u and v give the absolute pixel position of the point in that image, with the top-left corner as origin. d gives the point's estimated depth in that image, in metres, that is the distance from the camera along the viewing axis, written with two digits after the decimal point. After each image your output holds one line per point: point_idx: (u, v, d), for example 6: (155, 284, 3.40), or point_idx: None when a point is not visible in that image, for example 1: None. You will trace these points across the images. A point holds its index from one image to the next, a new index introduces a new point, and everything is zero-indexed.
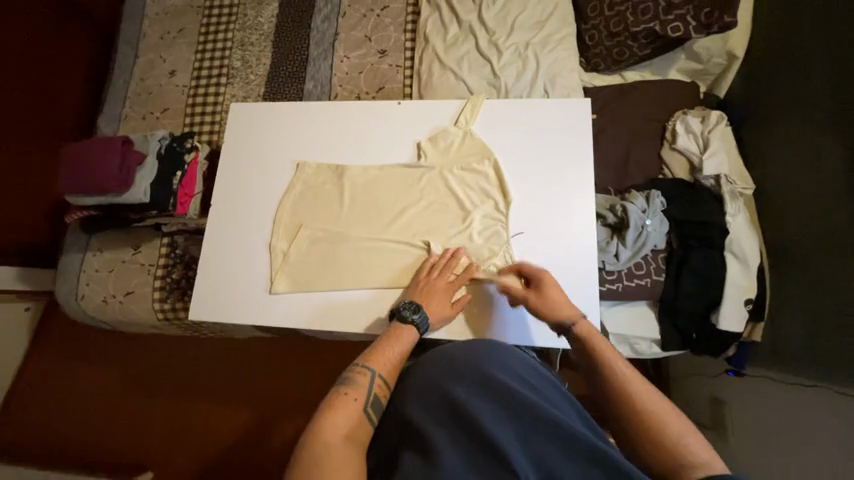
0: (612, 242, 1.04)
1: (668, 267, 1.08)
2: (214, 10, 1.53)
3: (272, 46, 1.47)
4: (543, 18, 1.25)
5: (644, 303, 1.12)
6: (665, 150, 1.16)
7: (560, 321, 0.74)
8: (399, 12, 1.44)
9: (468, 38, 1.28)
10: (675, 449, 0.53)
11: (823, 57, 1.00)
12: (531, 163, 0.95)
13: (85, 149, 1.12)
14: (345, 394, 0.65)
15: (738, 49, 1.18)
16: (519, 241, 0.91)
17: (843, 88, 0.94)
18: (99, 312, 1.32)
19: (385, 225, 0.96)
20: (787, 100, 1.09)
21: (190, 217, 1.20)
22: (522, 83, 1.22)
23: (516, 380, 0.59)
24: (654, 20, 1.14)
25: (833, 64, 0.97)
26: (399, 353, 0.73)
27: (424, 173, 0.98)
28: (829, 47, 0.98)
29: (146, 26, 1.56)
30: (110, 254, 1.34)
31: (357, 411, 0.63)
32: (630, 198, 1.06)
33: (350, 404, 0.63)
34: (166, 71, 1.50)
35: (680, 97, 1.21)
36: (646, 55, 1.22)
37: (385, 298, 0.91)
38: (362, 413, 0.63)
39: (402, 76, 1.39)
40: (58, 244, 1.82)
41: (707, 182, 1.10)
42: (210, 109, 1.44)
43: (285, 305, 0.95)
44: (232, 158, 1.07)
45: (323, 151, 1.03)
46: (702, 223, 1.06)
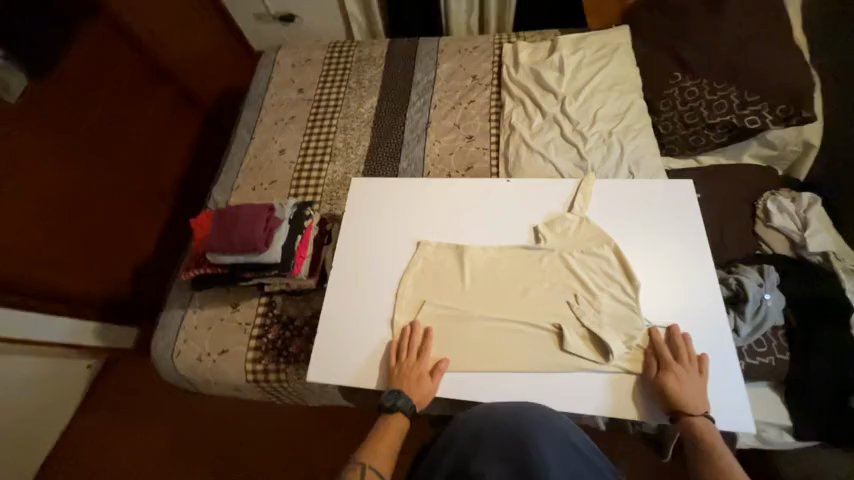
0: (730, 314, 1.03)
1: (791, 346, 1.05)
2: (322, 103, 1.79)
3: (371, 131, 1.68)
4: (622, 111, 1.42)
5: (764, 383, 1.06)
6: (760, 226, 1.21)
7: (682, 406, 0.85)
8: (484, 105, 1.64)
9: (553, 127, 1.45)
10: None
11: None
12: (646, 246, 1.05)
13: (236, 214, 1.26)
14: None
15: (813, 138, 1.29)
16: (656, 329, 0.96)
17: None
18: (192, 371, 1.33)
19: (512, 305, 1.02)
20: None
21: (300, 278, 1.29)
22: (608, 165, 1.34)
23: (555, 444, 0.80)
24: (729, 114, 1.29)
25: None
26: (391, 445, 0.88)
27: (547, 256, 1.06)
28: None
29: (263, 113, 1.82)
30: (209, 312, 1.39)
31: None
32: (742, 272, 1.09)
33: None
34: (276, 149, 1.71)
35: (762, 181, 1.29)
36: (722, 142, 1.35)
37: (521, 383, 0.94)
38: None
39: (489, 157, 1.53)
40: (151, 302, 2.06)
41: (815, 258, 1.14)
42: (314, 182, 1.60)
43: None
44: (357, 229, 1.18)
45: (444, 229, 1.14)
46: (820, 302, 1.06)
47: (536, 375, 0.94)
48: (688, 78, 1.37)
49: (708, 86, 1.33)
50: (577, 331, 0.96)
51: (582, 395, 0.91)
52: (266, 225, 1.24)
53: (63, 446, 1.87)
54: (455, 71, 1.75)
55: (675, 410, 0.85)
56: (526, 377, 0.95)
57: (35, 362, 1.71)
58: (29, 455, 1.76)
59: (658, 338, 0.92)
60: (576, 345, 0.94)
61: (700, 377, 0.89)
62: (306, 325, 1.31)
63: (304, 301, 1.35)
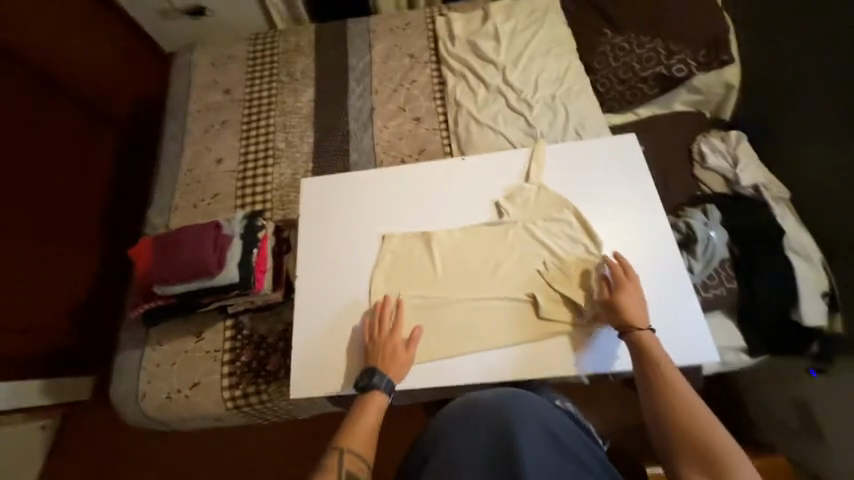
0: (684, 256, 1.11)
1: (738, 275, 1.15)
2: (254, 102, 1.66)
3: (313, 126, 1.59)
4: (562, 73, 1.43)
5: (718, 313, 1.16)
6: (698, 169, 1.29)
7: (627, 322, 0.89)
8: (426, 84, 1.59)
9: (498, 98, 1.44)
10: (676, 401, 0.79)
11: (816, 75, 1.18)
12: (601, 204, 1.09)
13: (179, 238, 1.17)
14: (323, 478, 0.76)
15: (734, 80, 1.38)
16: None
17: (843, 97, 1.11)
18: (164, 412, 1.24)
19: (485, 283, 1.03)
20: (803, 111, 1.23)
21: (264, 293, 1.21)
22: (555, 129, 1.36)
23: (536, 421, 0.84)
24: (658, 65, 1.36)
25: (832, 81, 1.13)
26: (371, 420, 0.85)
27: (514, 228, 1.07)
28: (821, 69, 1.16)
29: (189, 122, 1.65)
30: (171, 346, 1.28)
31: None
32: (688, 214, 1.17)
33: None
34: (212, 159, 1.57)
35: (695, 125, 1.37)
36: (655, 94, 1.40)
37: (503, 355, 0.96)
38: None
39: (440, 137, 1.50)
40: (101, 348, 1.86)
41: (748, 191, 1.24)
42: (261, 189, 1.50)
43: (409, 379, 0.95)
44: (316, 232, 1.12)
45: (408, 219, 1.12)
46: (757, 231, 1.17)
47: (519, 345, 0.96)
48: (617, 34, 1.41)
49: (635, 39, 1.38)
50: (551, 294, 0.99)
51: (563, 355, 0.95)
52: (214, 245, 1.16)
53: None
54: (391, 51, 1.68)
55: (622, 327, 0.90)
56: (509, 352, 0.96)
57: None
58: None
59: (608, 260, 0.96)
60: (550, 310, 0.97)
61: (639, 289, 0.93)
62: (281, 340, 1.25)
63: (274, 316, 1.28)
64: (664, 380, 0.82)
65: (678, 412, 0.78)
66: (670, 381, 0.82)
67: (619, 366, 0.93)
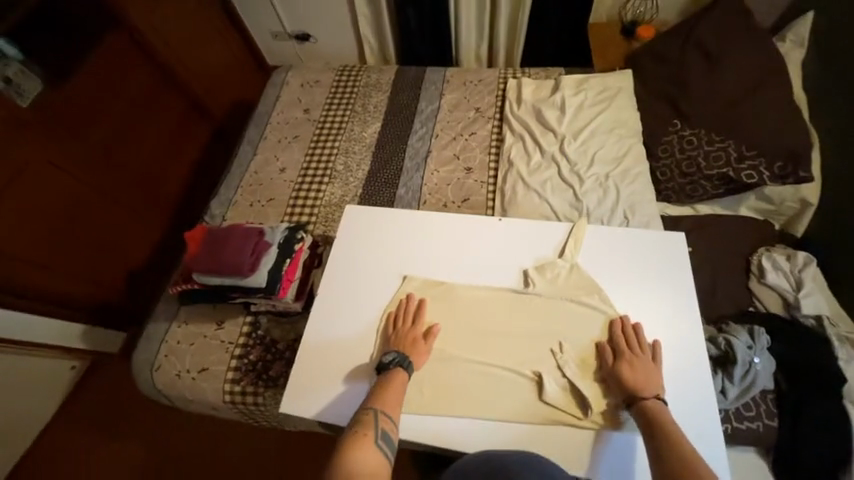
0: (719, 376, 1.01)
1: (781, 412, 1.03)
2: (327, 124, 1.82)
3: (372, 156, 1.70)
4: (620, 154, 1.42)
5: (751, 450, 1.03)
6: (754, 283, 1.20)
7: (634, 392, 0.86)
8: (485, 138, 1.66)
9: (551, 166, 1.45)
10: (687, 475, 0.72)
11: None
12: (633, 297, 1.04)
13: (225, 236, 1.27)
14: (358, 431, 0.79)
15: (811, 197, 1.29)
16: None
17: None
18: (170, 387, 1.32)
19: (494, 350, 1.00)
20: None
21: (286, 301, 1.28)
22: (603, 208, 1.34)
23: None
24: (727, 166, 1.29)
25: None
26: (398, 393, 0.89)
27: (537, 301, 1.05)
28: None
29: (268, 131, 1.85)
30: (194, 327, 1.38)
31: (371, 446, 0.77)
32: (731, 331, 1.07)
33: (362, 439, 0.78)
34: (277, 167, 1.73)
35: (757, 236, 1.28)
36: (719, 193, 1.34)
37: (494, 431, 0.92)
38: (375, 445, 0.78)
39: (486, 191, 1.54)
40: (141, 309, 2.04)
41: (808, 320, 1.11)
42: (311, 203, 1.61)
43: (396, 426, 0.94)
44: (346, 257, 1.18)
45: (433, 265, 1.14)
46: (813, 368, 1.03)
47: (514, 426, 0.92)
48: (687, 127, 1.38)
49: (706, 136, 1.34)
50: (558, 379, 0.94)
51: (567, 451, 0.89)
52: (253, 249, 1.25)
53: (37, 451, 1.83)
54: (459, 103, 1.78)
55: (629, 398, 0.87)
56: (503, 429, 0.92)
57: (17, 362, 1.69)
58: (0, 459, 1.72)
59: (616, 322, 0.98)
60: (554, 396, 0.92)
61: (654, 361, 0.92)
62: (289, 349, 1.30)
63: (289, 325, 1.34)
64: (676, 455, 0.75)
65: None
66: (685, 462, 0.74)
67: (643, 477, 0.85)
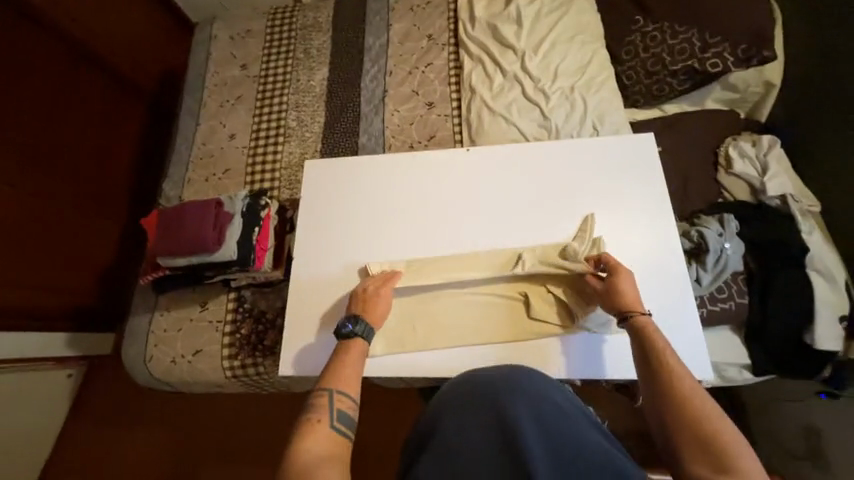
0: (692, 266, 1.08)
1: (749, 289, 1.11)
2: (269, 78, 1.65)
3: (326, 107, 1.57)
4: (584, 63, 1.35)
5: (726, 328, 1.13)
6: (722, 174, 1.23)
7: (626, 306, 0.87)
8: (442, 67, 1.54)
9: (514, 86, 1.37)
10: (696, 414, 0.72)
11: None
12: (608, 205, 1.05)
13: (180, 214, 1.20)
14: (311, 418, 0.78)
15: (775, 79, 1.29)
16: None
17: None
18: (168, 374, 1.31)
19: (479, 280, 1.01)
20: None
21: (264, 270, 1.25)
22: (572, 123, 1.30)
23: (542, 409, 0.73)
24: (691, 58, 1.25)
25: None
26: (356, 368, 0.86)
27: (517, 227, 1.05)
28: None
29: (206, 96, 1.67)
30: (178, 313, 1.34)
31: (326, 429, 0.77)
32: (703, 223, 1.12)
33: (317, 427, 0.76)
34: (226, 135, 1.59)
35: (724, 127, 1.28)
36: (685, 89, 1.30)
37: (488, 355, 0.95)
38: (331, 429, 0.77)
39: (451, 123, 1.45)
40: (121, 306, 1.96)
41: (774, 202, 1.15)
42: (270, 166, 1.51)
43: (392, 366, 0.96)
44: (319, 214, 1.13)
45: (408, 210, 1.10)
46: (776, 245, 1.11)
47: (508, 343, 0.96)
48: (649, 23, 1.31)
49: (668, 30, 1.28)
50: (544, 296, 0.97)
51: (553, 360, 0.94)
52: (214, 222, 1.19)
53: (57, 459, 1.85)
54: (409, 32, 1.62)
55: (622, 311, 0.87)
56: (496, 350, 0.96)
57: (6, 379, 1.64)
58: (21, 472, 1.74)
59: (608, 259, 0.93)
60: (541, 311, 0.96)
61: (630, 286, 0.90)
62: (279, 316, 1.29)
63: (273, 293, 1.32)
64: (682, 396, 0.74)
65: (697, 424, 0.71)
66: (674, 377, 0.77)
67: (613, 372, 0.92)
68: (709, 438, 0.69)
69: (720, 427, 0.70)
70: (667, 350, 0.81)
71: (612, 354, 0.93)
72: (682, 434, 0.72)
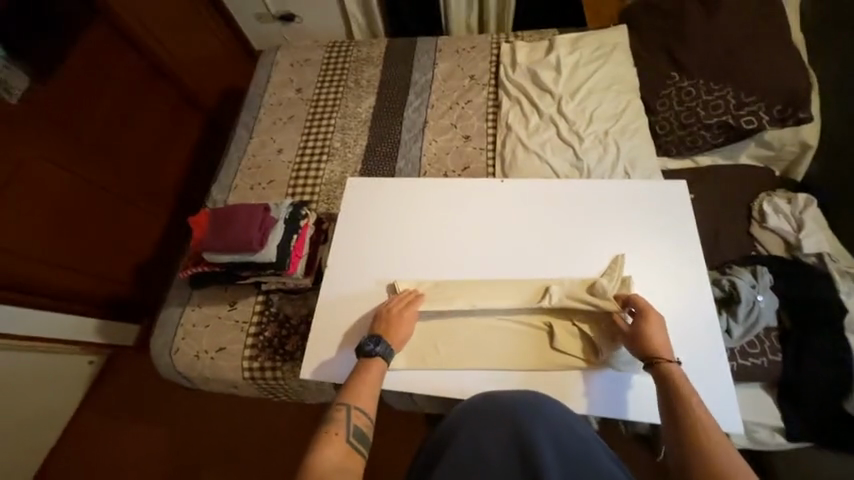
0: (723, 316, 1.06)
1: (784, 347, 1.07)
2: (321, 102, 1.80)
3: (369, 132, 1.68)
4: (618, 111, 1.41)
5: (757, 386, 1.08)
6: (756, 228, 1.23)
7: (654, 352, 0.86)
8: (481, 105, 1.64)
9: (549, 127, 1.44)
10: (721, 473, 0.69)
11: None
12: (637, 246, 1.07)
13: (230, 214, 1.29)
14: (328, 431, 0.78)
15: (812, 139, 1.31)
16: None
17: None
18: (190, 368, 1.35)
19: (503, 306, 1.02)
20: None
21: (296, 276, 1.32)
22: (603, 165, 1.34)
23: (560, 435, 0.79)
24: (725, 114, 1.30)
25: None
26: (373, 387, 0.87)
27: (544, 257, 1.08)
28: None
29: (262, 113, 1.83)
30: (208, 310, 1.40)
31: (342, 444, 0.77)
32: (734, 273, 1.11)
33: (334, 439, 0.77)
34: (275, 149, 1.72)
35: (758, 182, 1.29)
36: (720, 142, 1.34)
37: (507, 382, 0.95)
38: (347, 444, 0.77)
39: (486, 156, 1.53)
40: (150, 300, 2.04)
41: (809, 259, 1.15)
42: (312, 181, 1.61)
43: (411, 383, 0.97)
44: (356, 228, 1.19)
45: (440, 232, 1.15)
46: (813, 303, 1.08)
47: (528, 371, 0.96)
48: (685, 78, 1.37)
49: (703, 86, 1.33)
50: (569, 328, 0.98)
51: (572, 393, 0.93)
52: (261, 224, 1.27)
53: (64, 444, 1.87)
54: (453, 71, 1.75)
55: (648, 357, 0.86)
56: (517, 378, 0.96)
57: (36, 358, 1.71)
58: (29, 453, 1.77)
59: (636, 303, 0.92)
60: (563, 343, 0.96)
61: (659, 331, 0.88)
62: (302, 323, 1.33)
63: (300, 300, 1.36)
64: (707, 450, 0.72)
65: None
66: (699, 431, 0.74)
67: (634, 413, 0.90)
68: None
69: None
70: (695, 400, 0.78)
71: (634, 396, 0.92)
72: None
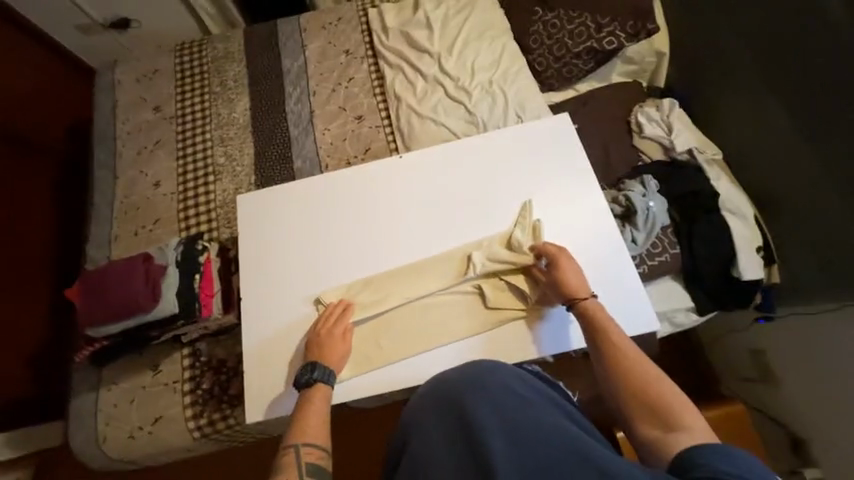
0: (626, 229, 1.16)
1: (680, 239, 1.20)
2: (187, 117, 1.57)
3: (253, 137, 1.52)
4: (497, 56, 1.41)
5: (667, 278, 1.20)
6: (637, 140, 1.33)
7: (571, 294, 0.91)
8: (364, 80, 1.54)
9: (437, 88, 1.41)
10: (640, 384, 0.76)
11: (744, 41, 1.21)
12: (541, 186, 1.11)
13: (105, 278, 1.13)
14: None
15: (663, 47, 1.44)
16: None
17: (771, 61, 1.14)
18: (128, 451, 1.19)
19: (435, 282, 1.01)
20: (740, 68, 1.25)
21: (215, 317, 1.18)
22: (496, 114, 1.35)
23: (499, 403, 0.71)
24: (590, 39, 1.35)
25: (756, 47, 1.18)
26: (319, 414, 0.82)
27: (461, 222, 1.08)
28: (749, 36, 1.19)
29: (120, 146, 1.56)
30: (127, 383, 1.23)
31: None
32: (628, 187, 1.21)
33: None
34: (149, 183, 1.49)
35: (632, 97, 1.39)
36: (592, 67, 1.40)
37: (455, 351, 0.96)
38: None
39: (383, 133, 1.46)
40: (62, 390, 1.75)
41: (683, 157, 1.28)
42: (204, 207, 1.43)
43: (365, 386, 0.95)
44: (264, 249, 1.09)
45: (354, 228, 1.09)
46: (693, 196, 1.22)
47: (472, 336, 0.98)
48: (547, 12, 1.41)
49: (565, 16, 1.38)
50: (497, 283, 1.01)
51: (514, 343, 0.97)
52: (145, 278, 1.13)
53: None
54: (326, 50, 1.61)
55: (568, 299, 0.91)
56: (463, 345, 0.97)
57: None
58: None
59: (546, 252, 0.97)
60: (495, 299, 0.99)
61: (571, 272, 0.94)
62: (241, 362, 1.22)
63: (231, 339, 1.24)
64: (627, 369, 0.79)
65: (642, 394, 0.75)
66: (617, 353, 0.81)
67: (577, 342, 0.95)
68: (655, 402, 0.74)
69: (663, 391, 0.74)
70: (612, 325, 0.85)
71: (572, 327, 0.97)
72: (632, 407, 0.76)
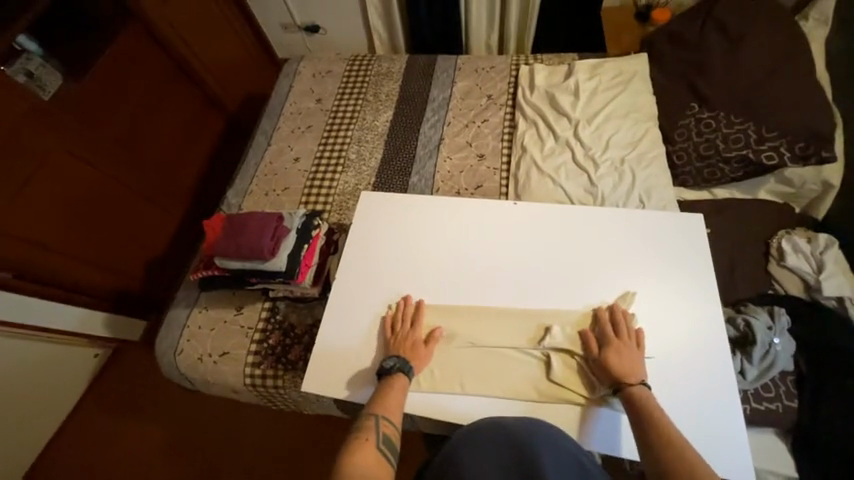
0: (737, 356, 1.03)
1: (801, 393, 1.04)
2: (339, 114, 1.83)
3: (385, 146, 1.70)
4: (635, 139, 1.41)
5: (768, 431, 1.04)
6: (773, 266, 1.20)
7: (618, 377, 0.88)
8: (497, 125, 1.65)
9: (564, 151, 1.45)
10: None
11: None
12: (651, 278, 1.05)
13: (245, 223, 1.33)
14: (360, 438, 0.82)
15: (833, 179, 1.29)
16: (658, 363, 0.95)
17: None
18: (192, 370, 1.35)
19: (510, 333, 1.01)
20: None
21: (304, 286, 1.33)
22: (618, 193, 1.33)
23: (558, 465, 0.78)
24: (747, 149, 1.28)
25: None
26: (398, 395, 0.91)
27: (555, 285, 1.07)
28: None
29: (281, 122, 1.86)
30: (214, 313, 1.41)
31: (372, 449, 0.80)
32: (751, 312, 1.09)
33: (365, 446, 0.80)
34: (291, 157, 1.75)
35: (777, 221, 1.27)
36: (738, 176, 1.34)
37: (508, 409, 0.94)
38: (377, 451, 0.80)
39: (499, 177, 1.53)
40: (159, 297, 2.06)
41: (829, 302, 1.12)
42: (325, 191, 1.63)
43: (415, 404, 0.96)
44: (367, 243, 1.19)
45: (451, 254, 1.15)
46: (828, 351, 1.05)
47: (529, 401, 0.94)
48: (705, 110, 1.36)
49: (726, 119, 1.32)
50: (577, 360, 0.95)
51: (576, 427, 0.91)
52: (274, 235, 1.31)
53: (59, 439, 1.85)
54: (471, 90, 1.77)
55: (615, 382, 0.88)
56: (517, 405, 0.94)
57: (42, 350, 1.70)
58: (26, 446, 1.74)
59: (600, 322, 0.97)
60: (569, 375, 0.94)
61: (637, 348, 0.93)
62: (306, 333, 1.33)
63: (305, 310, 1.37)
64: None
65: None
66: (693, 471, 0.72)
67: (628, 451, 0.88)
68: None
69: None
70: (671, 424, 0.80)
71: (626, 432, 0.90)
72: None
